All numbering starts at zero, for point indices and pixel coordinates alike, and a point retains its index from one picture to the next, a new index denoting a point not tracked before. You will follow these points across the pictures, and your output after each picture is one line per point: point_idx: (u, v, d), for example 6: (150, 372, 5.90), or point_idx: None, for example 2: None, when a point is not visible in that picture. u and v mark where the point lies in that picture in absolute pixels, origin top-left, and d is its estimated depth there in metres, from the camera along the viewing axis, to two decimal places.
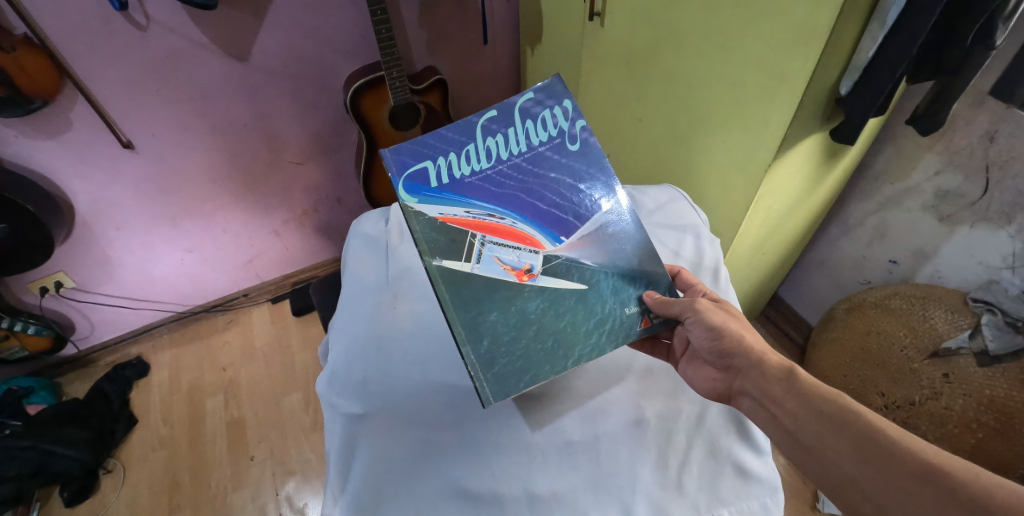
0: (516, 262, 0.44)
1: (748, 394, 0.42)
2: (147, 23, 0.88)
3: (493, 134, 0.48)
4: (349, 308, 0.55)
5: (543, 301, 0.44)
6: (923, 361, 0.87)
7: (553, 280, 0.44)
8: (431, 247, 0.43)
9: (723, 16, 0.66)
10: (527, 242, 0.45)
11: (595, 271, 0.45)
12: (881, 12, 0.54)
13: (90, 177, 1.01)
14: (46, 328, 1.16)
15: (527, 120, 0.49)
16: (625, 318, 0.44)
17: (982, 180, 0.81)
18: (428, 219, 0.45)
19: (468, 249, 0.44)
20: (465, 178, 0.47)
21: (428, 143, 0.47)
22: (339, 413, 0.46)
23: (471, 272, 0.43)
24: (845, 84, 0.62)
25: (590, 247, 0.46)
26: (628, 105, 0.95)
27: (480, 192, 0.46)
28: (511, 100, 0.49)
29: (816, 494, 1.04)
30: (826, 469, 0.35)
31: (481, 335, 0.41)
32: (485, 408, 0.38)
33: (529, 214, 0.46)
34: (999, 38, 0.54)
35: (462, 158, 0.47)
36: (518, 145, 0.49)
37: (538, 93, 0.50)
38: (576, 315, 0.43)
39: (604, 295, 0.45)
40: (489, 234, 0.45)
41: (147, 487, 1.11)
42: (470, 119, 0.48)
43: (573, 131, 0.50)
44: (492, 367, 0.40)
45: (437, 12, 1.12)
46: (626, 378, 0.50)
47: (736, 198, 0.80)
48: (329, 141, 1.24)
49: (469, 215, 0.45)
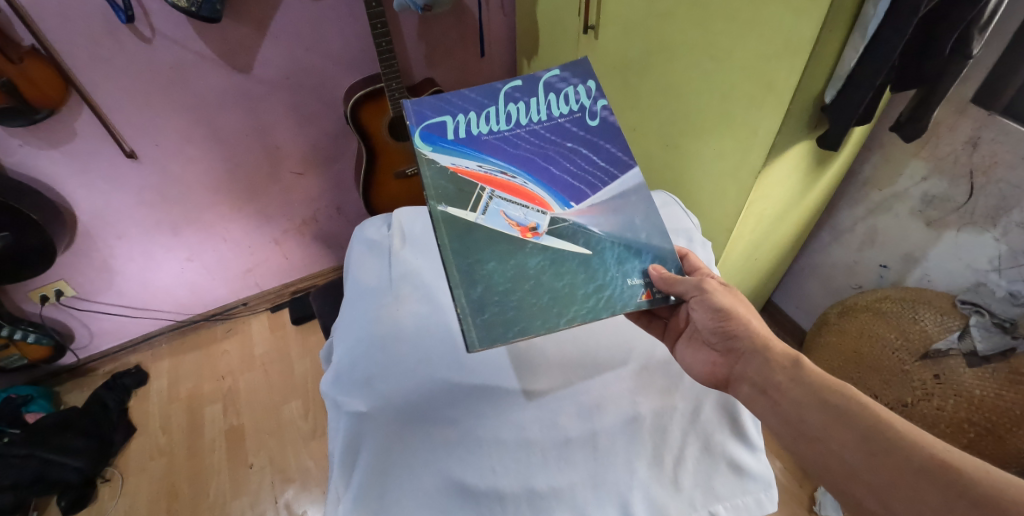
0: (522, 219, 0.46)
1: (748, 380, 0.43)
2: (152, 35, 0.90)
3: (516, 100, 0.52)
4: (353, 311, 0.56)
5: (544, 258, 0.44)
6: (914, 363, 0.89)
7: (558, 241, 0.46)
8: (438, 195, 0.45)
9: (712, 29, 0.69)
10: (535, 202, 0.47)
11: (601, 238, 0.47)
12: (863, 24, 0.56)
13: (92, 185, 1.03)
14: (46, 336, 1.17)
15: (550, 93, 0.53)
16: (627, 288, 0.44)
17: (966, 185, 0.83)
18: (440, 168, 0.47)
19: (476, 201, 0.46)
20: (482, 135, 0.50)
21: (452, 102, 0.51)
22: (344, 411, 0.46)
23: (474, 222, 0.45)
24: (829, 93, 0.64)
25: (597, 215, 0.48)
26: (621, 114, 0.97)
27: (495, 150, 0.49)
28: (538, 74, 0.54)
29: (812, 496, 1.06)
30: (829, 459, 0.35)
31: (476, 281, 0.42)
32: (469, 351, 0.37)
33: (540, 176, 0.49)
34: (975, 47, 0.58)
35: (482, 118, 0.51)
36: (538, 114, 0.52)
37: (565, 70, 0.54)
38: (576, 277, 0.44)
39: (608, 263, 0.46)
40: (498, 189, 0.47)
41: (145, 495, 1.11)
42: (495, 85, 0.53)
43: (594, 109, 0.53)
44: (481, 313, 0.40)
45: (435, 25, 1.15)
46: (621, 373, 0.51)
47: (727, 205, 0.82)
48: (329, 151, 1.26)
49: (481, 169, 0.48)
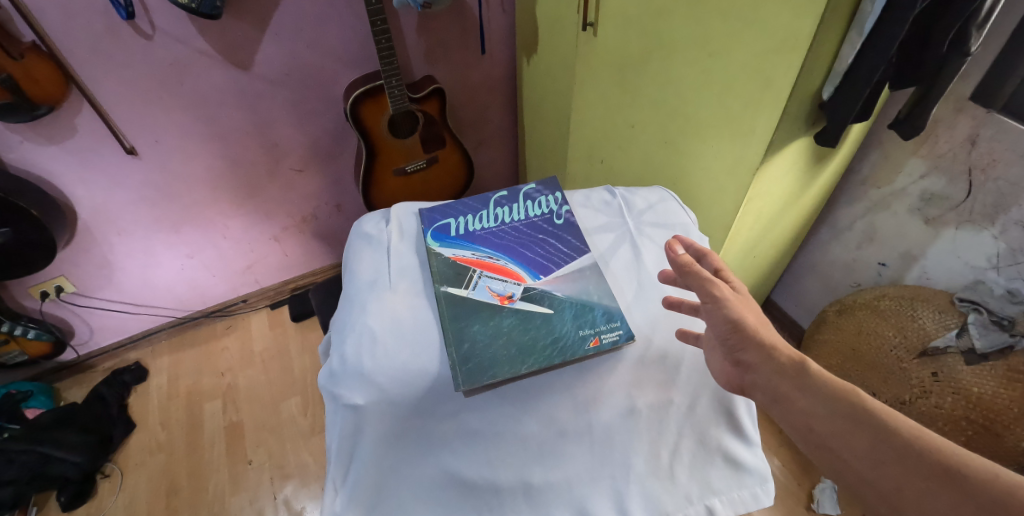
0: (501, 290, 0.52)
1: (759, 389, 0.39)
2: (153, 31, 0.90)
3: (501, 206, 0.63)
4: (349, 306, 0.52)
5: (515, 319, 0.50)
6: (913, 361, 0.88)
7: (528, 305, 0.51)
8: (440, 277, 0.53)
9: (711, 26, 0.69)
10: (513, 277, 0.54)
11: (562, 300, 0.52)
12: (860, 21, 0.56)
13: (93, 181, 1.03)
14: (46, 332, 1.17)
15: (528, 200, 0.64)
16: (578, 337, 0.48)
17: (965, 182, 0.83)
18: (444, 258, 0.55)
19: (468, 280, 0.53)
20: (476, 231, 0.59)
21: (455, 207, 0.63)
22: (339, 405, 0.44)
23: (465, 296, 0.51)
24: (827, 89, 0.65)
25: (564, 283, 0.53)
26: (621, 111, 0.98)
27: (485, 241, 0.58)
28: (520, 187, 0.66)
29: (811, 494, 1.07)
30: (841, 470, 0.32)
31: (464, 339, 0.47)
32: (456, 389, 0.43)
33: (519, 258, 0.55)
34: (972, 44, 0.57)
35: (476, 219, 0.61)
36: (519, 215, 0.62)
37: (540, 186, 0.66)
38: (540, 332, 0.49)
39: (566, 319, 0.50)
40: (486, 270, 0.54)
41: (145, 490, 1.12)
42: (488, 195, 0.65)
43: (562, 212, 0.62)
44: (467, 363, 0.45)
45: (435, 23, 1.15)
46: (620, 368, 0.47)
47: (725, 202, 0.82)
48: (329, 148, 1.26)
49: (473, 256, 0.56)
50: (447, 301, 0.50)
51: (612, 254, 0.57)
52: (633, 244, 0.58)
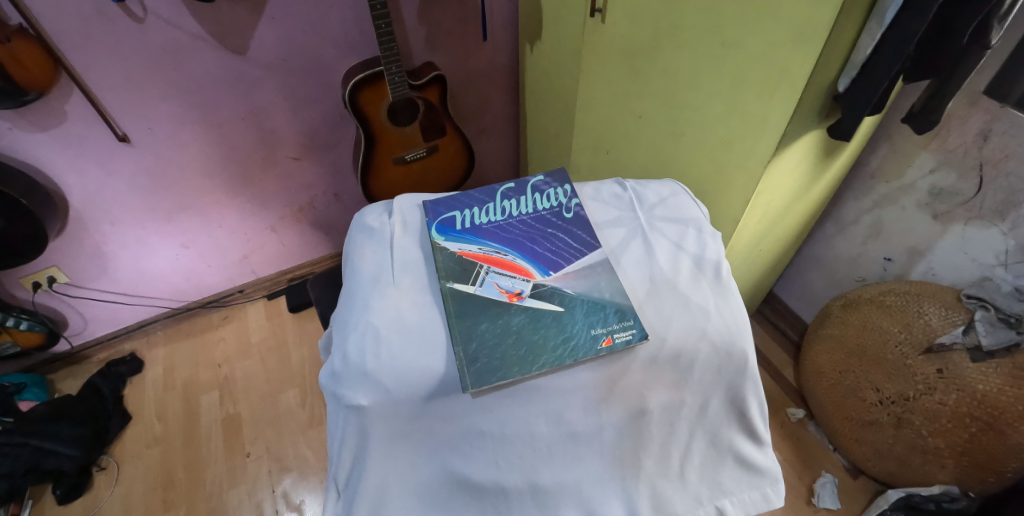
0: (510, 286, 0.50)
1: None
2: (145, 15, 0.87)
3: (508, 199, 0.61)
4: (351, 301, 0.50)
5: (525, 317, 0.47)
6: (917, 357, 0.86)
7: (537, 302, 0.48)
8: (445, 273, 0.50)
9: (725, 14, 0.67)
10: (521, 273, 0.51)
11: (573, 298, 0.48)
12: (880, 11, 0.54)
13: (83, 169, 1.00)
14: (39, 324, 1.15)
15: (536, 193, 0.62)
16: (590, 337, 0.44)
17: (975, 178, 0.82)
18: (450, 253, 0.53)
19: (474, 276, 0.50)
20: (482, 224, 0.57)
21: (459, 200, 0.61)
22: (341, 406, 0.41)
23: (473, 293, 0.49)
24: (842, 81, 0.63)
25: (575, 280, 0.50)
26: (628, 101, 0.95)
27: (492, 235, 0.56)
28: (528, 179, 0.64)
29: (811, 488, 1.08)
30: None
31: (471, 339, 0.43)
32: (465, 390, 0.39)
33: (528, 253, 0.53)
34: (994, 37, 0.55)
35: (482, 212, 0.59)
36: (526, 208, 0.60)
37: (548, 177, 0.64)
38: (550, 330, 0.45)
39: (577, 317, 0.46)
40: (493, 266, 0.52)
41: (141, 483, 1.10)
42: (494, 187, 0.63)
43: (571, 205, 0.60)
44: (475, 363, 0.41)
45: (435, 8, 1.12)
46: (630, 367, 0.43)
47: (735, 196, 0.81)
48: (327, 137, 1.23)
49: (480, 251, 0.53)
50: (453, 298, 0.48)
51: (624, 248, 0.54)
52: (645, 239, 0.55)
